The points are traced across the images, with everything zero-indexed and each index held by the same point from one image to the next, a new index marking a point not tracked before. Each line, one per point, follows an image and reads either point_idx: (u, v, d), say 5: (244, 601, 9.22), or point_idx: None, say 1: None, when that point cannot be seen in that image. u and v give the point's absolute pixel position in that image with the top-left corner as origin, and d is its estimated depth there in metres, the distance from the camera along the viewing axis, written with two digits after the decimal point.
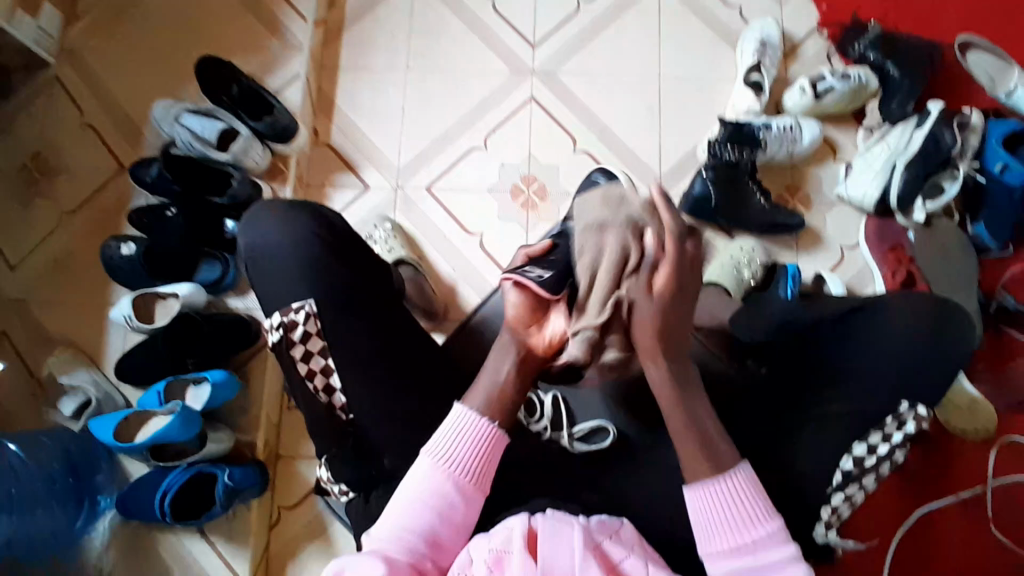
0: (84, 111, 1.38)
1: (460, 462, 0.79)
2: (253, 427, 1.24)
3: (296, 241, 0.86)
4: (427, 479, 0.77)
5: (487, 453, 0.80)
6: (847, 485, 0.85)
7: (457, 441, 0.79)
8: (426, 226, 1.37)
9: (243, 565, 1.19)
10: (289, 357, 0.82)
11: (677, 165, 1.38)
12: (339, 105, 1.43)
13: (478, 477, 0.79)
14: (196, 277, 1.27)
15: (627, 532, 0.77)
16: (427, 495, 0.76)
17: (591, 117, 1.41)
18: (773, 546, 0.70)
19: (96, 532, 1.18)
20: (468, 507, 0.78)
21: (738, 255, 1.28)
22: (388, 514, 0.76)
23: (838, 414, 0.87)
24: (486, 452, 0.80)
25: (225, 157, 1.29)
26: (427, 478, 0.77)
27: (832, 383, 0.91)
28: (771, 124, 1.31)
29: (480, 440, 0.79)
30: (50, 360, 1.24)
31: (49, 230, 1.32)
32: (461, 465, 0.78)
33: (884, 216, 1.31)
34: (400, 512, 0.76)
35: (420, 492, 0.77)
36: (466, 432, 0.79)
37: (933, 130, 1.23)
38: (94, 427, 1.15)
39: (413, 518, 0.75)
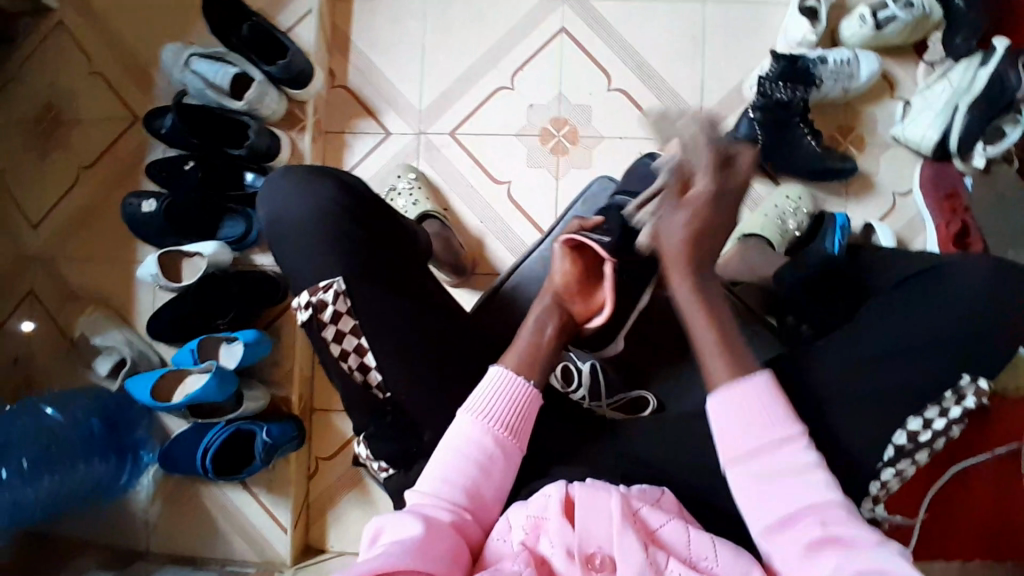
0: (92, 59, 1.32)
1: (500, 419, 0.76)
2: (286, 383, 1.25)
3: (315, 211, 0.82)
4: (466, 437, 0.75)
5: (526, 409, 0.78)
6: (898, 461, 0.75)
7: (495, 397, 0.77)
8: (450, 175, 1.31)
9: (285, 514, 1.22)
10: (321, 338, 0.80)
11: (720, 104, 1.28)
12: (356, 43, 1.34)
13: (518, 435, 0.77)
14: (219, 234, 1.23)
15: (669, 497, 0.71)
16: (466, 453, 0.74)
17: (627, 49, 1.30)
18: (790, 450, 0.66)
19: (141, 485, 1.24)
20: (509, 466, 0.76)
21: (784, 204, 1.21)
22: (428, 472, 0.74)
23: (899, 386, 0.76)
24: (525, 408, 0.78)
25: (240, 105, 1.20)
26: (466, 436, 0.75)
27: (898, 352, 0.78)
28: (827, 57, 1.18)
29: (519, 396, 0.77)
30: (81, 319, 1.24)
31: (68, 185, 1.30)
32: (500, 422, 0.76)
33: (942, 158, 1.21)
34: (439, 470, 0.74)
35: (458, 450, 0.74)
36: (506, 388, 0.78)
37: (998, 70, 1.11)
38: (132, 387, 1.16)
39: (452, 476, 0.73)
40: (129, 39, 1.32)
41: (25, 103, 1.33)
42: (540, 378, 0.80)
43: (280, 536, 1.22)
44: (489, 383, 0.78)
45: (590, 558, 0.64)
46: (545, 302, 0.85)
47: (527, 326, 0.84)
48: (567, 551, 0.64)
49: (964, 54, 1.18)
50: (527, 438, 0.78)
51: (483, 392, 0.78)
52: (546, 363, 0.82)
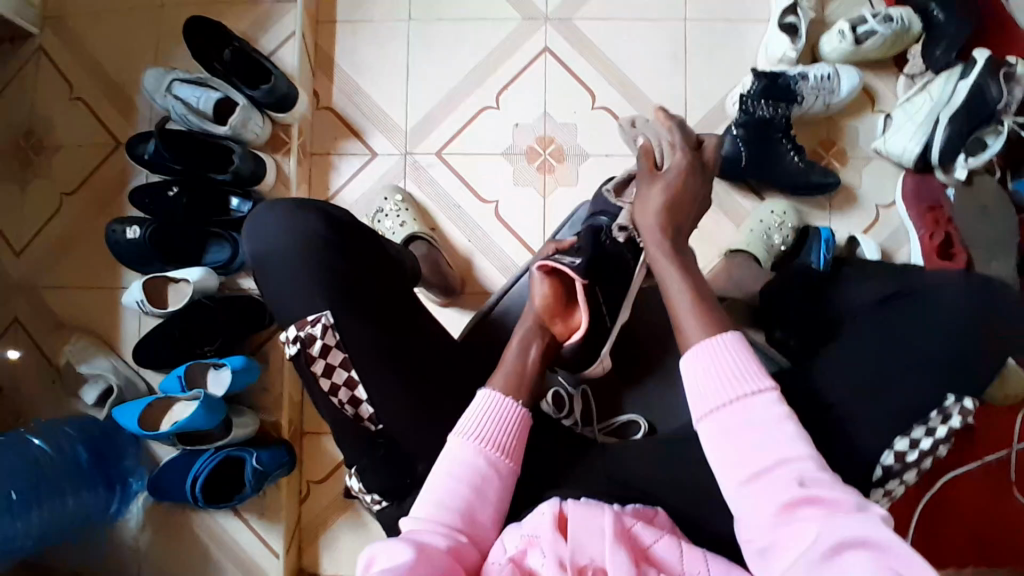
0: (74, 85, 1.31)
1: (493, 440, 0.76)
2: (276, 407, 1.25)
3: (302, 244, 0.82)
4: (457, 459, 0.75)
5: (517, 428, 0.78)
6: (886, 481, 0.76)
7: (486, 418, 0.77)
8: (436, 193, 1.31)
9: (277, 539, 1.22)
10: (310, 372, 0.80)
11: (704, 121, 1.28)
12: (339, 64, 1.34)
13: (511, 457, 0.77)
14: (205, 259, 1.23)
15: (662, 518, 0.72)
16: (459, 475, 0.73)
17: (611, 67, 1.31)
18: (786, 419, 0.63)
19: (130, 513, 1.23)
20: (503, 487, 0.75)
21: (767, 219, 1.21)
22: (421, 498, 0.73)
23: (883, 410, 0.76)
24: (516, 428, 0.78)
25: (223, 131, 1.20)
26: (459, 458, 0.74)
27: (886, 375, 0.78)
28: (808, 73, 1.20)
29: (510, 417, 0.78)
30: (67, 348, 1.23)
31: (51, 212, 1.30)
32: (492, 443, 0.76)
33: (923, 170, 1.23)
34: (432, 494, 0.72)
35: (450, 473, 0.74)
36: (497, 409, 0.78)
37: (980, 82, 1.13)
38: (119, 416, 1.14)
39: (445, 499, 0.72)
40: (111, 64, 1.31)
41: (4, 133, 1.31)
42: (527, 400, 0.81)
43: (273, 561, 1.22)
44: (479, 405, 0.78)
45: (583, 570, 0.63)
46: (526, 327, 0.87)
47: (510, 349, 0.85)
48: (558, 562, 0.63)
49: (945, 66, 1.20)
50: (519, 460, 0.78)
51: (474, 413, 0.78)
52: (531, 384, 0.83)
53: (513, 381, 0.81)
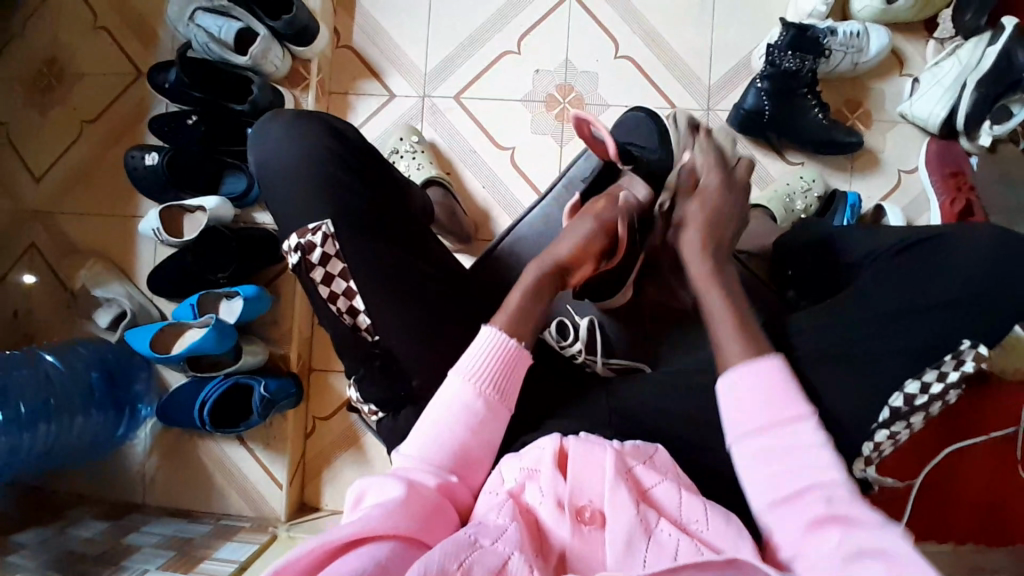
0: (95, 12, 1.31)
1: (488, 383, 0.75)
2: (286, 340, 1.26)
3: (310, 153, 0.84)
4: (452, 400, 0.74)
5: (514, 374, 0.77)
6: (892, 424, 0.80)
7: (483, 362, 0.76)
8: (453, 138, 1.30)
9: (282, 471, 1.24)
10: (310, 280, 0.82)
11: (728, 74, 1.26)
12: (361, 2, 1.33)
13: (505, 399, 0.76)
14: (222, 189, 1.24)
15: (664, 457, 0.71)
16: (456, 416, 0.73)
17: (635, 16, 1.28)
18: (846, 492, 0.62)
19: (138, 437, 1.26)
20: (495, 425, 0.75)
21: (796, 183, 1.20)
22: (417, 433, 0.73)
23: (878, 355, 0.81)
24: (510, 371, 0.77)
25: (244, 61, 1.20)
26: (454, 398, 0.74)
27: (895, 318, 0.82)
28: (836, 29, 1.17)
29: (506, 357, 0.77)
30: (82, 273, 1.25)
31: (71, 140, 1.31)
32: (488, 386, 0.75)
33: (948, 136, 1.21)
34: (426, 434, 0.73)
35: (448, 411, 0.74)
36: (497, 351, 0.77)
37: (1008, 47, 1.08)
38: (131, 338, 1.17)
39: (439, 438, 0.72)
40: None
41: (24, 57, 1.32)
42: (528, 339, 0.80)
43: (276, 492, 1.24)
44: (480, 343, 0.77)
45: (581, 510, 0.64)
46: (541, 269, 0.85)
47: (519, 290, 0.82)
48: (557, 502, 0.64)
49: (972, 31, 1.16)
50: (513, 399, 0.77)
51: (471, 356, 0.77)
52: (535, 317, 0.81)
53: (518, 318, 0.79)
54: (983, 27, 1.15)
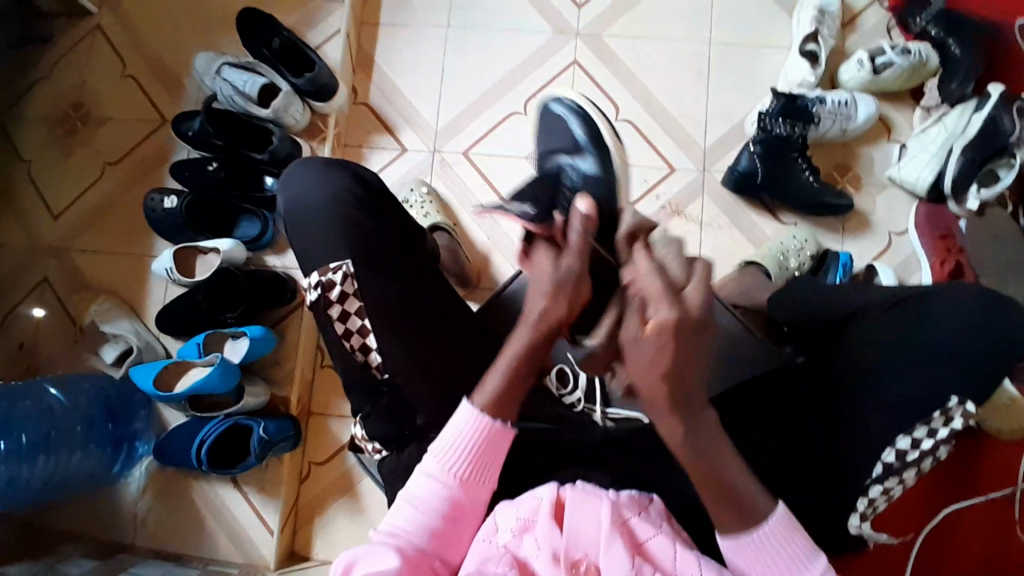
0: (127, 63, 1.40)
1: (465, 463, 0.73)
2: (287, 383, 1.27)
3: (333, 196, 0.89)
4: (429, 483, 0.72)
5: (493, 453, 0.74)
6: (885, 479, 0.82)
7: (461, 443, 0.73)
8: (460, 191, 1.36)
9: (274, 516, 1.23)
10: (326, 317, 0.85)
11: (722, 137, 1.34)
12: (379, 63, 1.42)
13: (481, 477, 0.74)
14: (236, 234, 1.28)
15: (658, 506, 0.73)
16: (432, 498, 0.72)
17: (635, 82, 1.37)
18: None
19: (132, 476, 1.25)
20: (475, 505, 0.73)
21: (789, 241, 1.25)
22: (396, 509, 0.72)
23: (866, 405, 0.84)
24: (490, 449, 0.74)
25: (266, 113, 1.27)
26: (428, 480, 0.73)
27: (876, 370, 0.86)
28: (825, 98, 1.25)
29: (486, 437, 0.73)
30: (91, 308, 1.28)
31: (92, 180, 1.36)
32: (464, 465, 0.73)
33: (936, 200, 1.26)
34: (404, 516, 0.71)
35: (424, 491, 0.72)
36: (476, 432, 0.73)
37: (993, 113, 1.17)
38: (135, 374, 1.18)
39: (417, 519, 0.71)
40: (167, 47, 1.40)
41: (54, 102, 1.40)
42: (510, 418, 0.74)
43: (267, 538, 1.22)
44: (453, 424, 0.74)
45: (577, 563, 0.66)
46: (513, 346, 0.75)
47: (506, 355, 0.74)
48: (553, 555, 0.66)
49: (959, 99, 1.25)
50: (493, 477, 0.75)
51: (448, 434, 0.74)
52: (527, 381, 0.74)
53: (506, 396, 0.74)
54: (970, 94, 1.25)
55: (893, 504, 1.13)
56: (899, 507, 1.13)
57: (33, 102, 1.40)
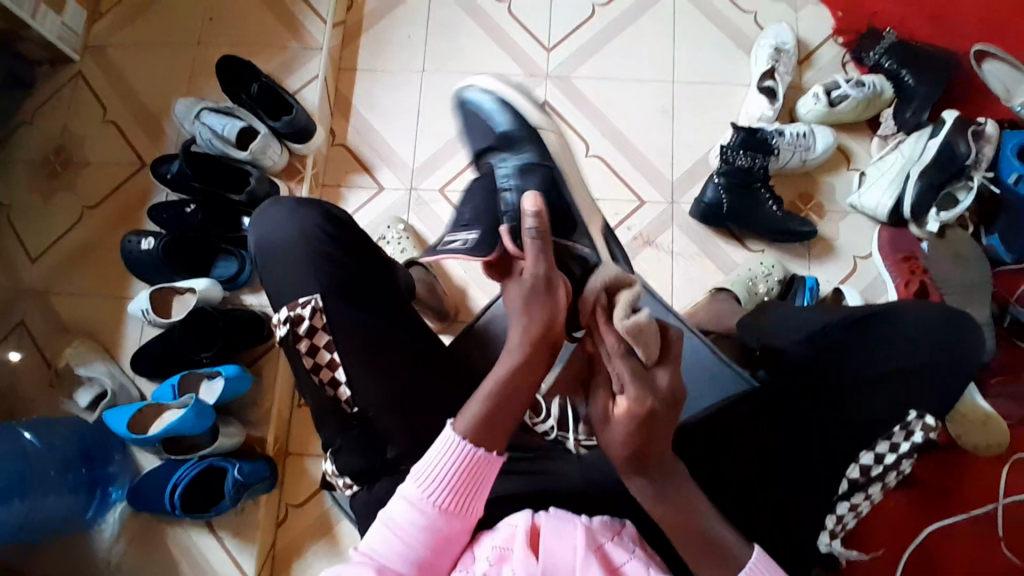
0: (108, 109, 1.43)
1: (446, 491, 0.70)
2: (264, 422, 1.26)
3: (305, 232, 0.92)
4: (408, 510, 0.70)
5: (478, 480, 0.71)
6: (852, 495, 0.87)
7: (441, 469, 0.70)
8: (437, 227, 1.39)
9: (250, 561, 1.20)
10: (296, 350, 0.87)
11: (689, 171, 1.38)
12: (356, 105, 1.46)
13: (466, 503, 0.71)
14: (213, 272, 1.30)
15: (631, 530, 0.73)
16: (411, 523, 0.69)
17: (604, 120, 1.42)
18: None
19: (106, 523, 1.22)
20: (457, 533, 0.70)
21: (756, 268, 1.28)
22: (373, 534, 0.69)
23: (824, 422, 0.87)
24: (476, 475, 0.70)
25: (244, 156, 1.30)
26: (409, 507, 0.70)
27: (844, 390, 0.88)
28: (784, 130, 1.30)
29: (471, 463, 0.70)
30: (68, 352, 1.28)
31: (71, 224, 1.38)
32: (445, 494, 0.70)
33: (898, 224, 1.31)
34: (383, 541, 0.69)
35: (405, 520, 0.69)
36: (459, 460, 0.70)
37: (948, 139, 1.22)
38: (109, 418, 1.17)
39: (397, 546, 0.68)
40: (148, 93, 1.44)
41: (35, 147, 1.42)
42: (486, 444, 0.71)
43: None
44: (441, 449, 0.70)
45: None
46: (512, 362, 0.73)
47: (491, 381, 0.72)
48: None
49: (916, 126, 1.31)
50: (477, 506, 0.71)
51: (428, 460, 0.70)
52: (515, 406, 0.72)
53: (492, 423, 0.71)
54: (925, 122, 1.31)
55: (869, 522, 1.14)
56: (869, 524, 1.14)
57: (13, 146, 1.43)
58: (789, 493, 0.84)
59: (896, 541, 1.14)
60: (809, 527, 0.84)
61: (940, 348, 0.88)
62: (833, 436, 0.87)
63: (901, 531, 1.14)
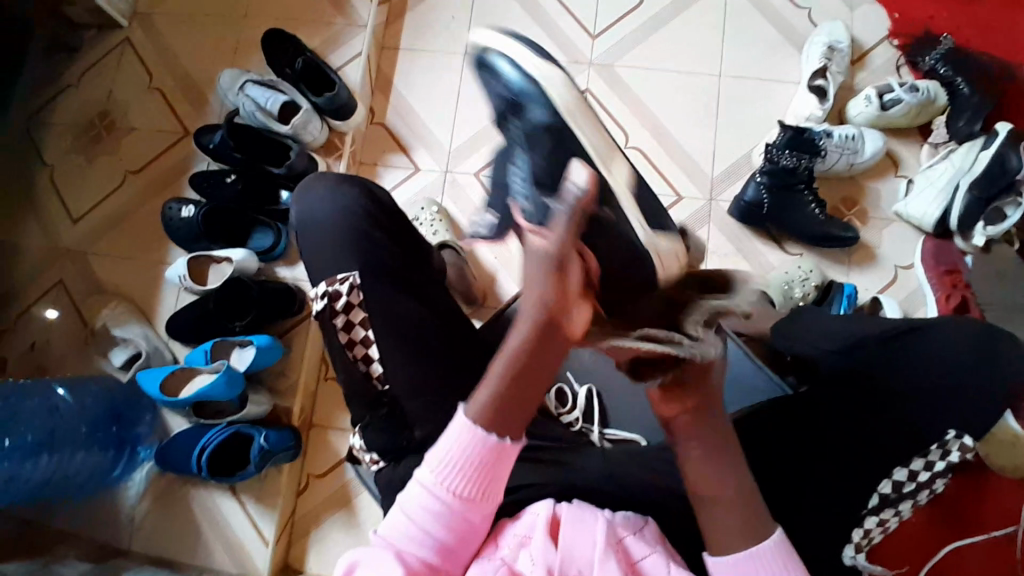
0: (153, 76, 1.45)
1: (462, 480, 0.68)
2: (291, 393, 1.28)
3: (344, 209, 0.92)
4: (425, 498, 0.69)
5: (496, 470, 0.68)
6: (882, 510, 0.85)
7: (457, 455, 0.68)
8: (470, 211, 1.38)
9: (269, 527, 1.22)
10: (331, 325, 0.87)
11: (730, 169, 1.36)
12: (397, 84, 1.46)
13: (486, 493, 0.69)
14: (249, 243, 1.32)
15: (653, 529, 0.73)
16: (429, 511, 0.68)
17: (646, 112, 1.39)
18: None
19: (132, 480, 1.26)
20: (477, 521, 0.69)
21: (794, 271, 1.25)
22: (391, 521, 0.70)
23: (857, 432, 0.85)
24: (491, 462, 0.68)
25: (286, 130, 1.31)
26: (425, 494, 0.69)
27: (880, 400, 0.86)
28: (832, 132, 1.27)
29: (485, 451, 0.67)
30: (105, 312, 1.31)
31: (114, 187, 1.40)
32: (462, 480, 0.68)
33: (943, 236, 1.27)
34: (400, 529, 0.69)
35: (422, 506, 0.68)
36: (473, 447, 0.67)
37: (1001, 151, 1.17)
38: (143, 379, 1.21)
39: (414, 530, 0.68)
40: (194, 62, 1.45)
41: (81, 109, 1.45)
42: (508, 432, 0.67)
43: (261, 549, 1.22)
44: (456, 438, 0.68)
45: None
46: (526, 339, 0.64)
47: (504, 357, 0.66)
48: (546, 570, 0.65)
49: (967, 136, 1.26)
50: (498, 490, 0.69)
51: (444, 444, 0.68)
52: (532, 396, 0.66)
53: (507, 407, 0.66)
54: (977, 133, 1.26)
55: (892, 537, 1.12)
56: (891, 539, 1.12)
57: (59, 107, 1.46)
58: (815, 499, 0.84)
59: (917, 558, 1.12)
60: (831, 536, 0.83)
61: (986, 367, 0.86)
62: (866, 449, 0.84)
63: (923, 548, 1.12)
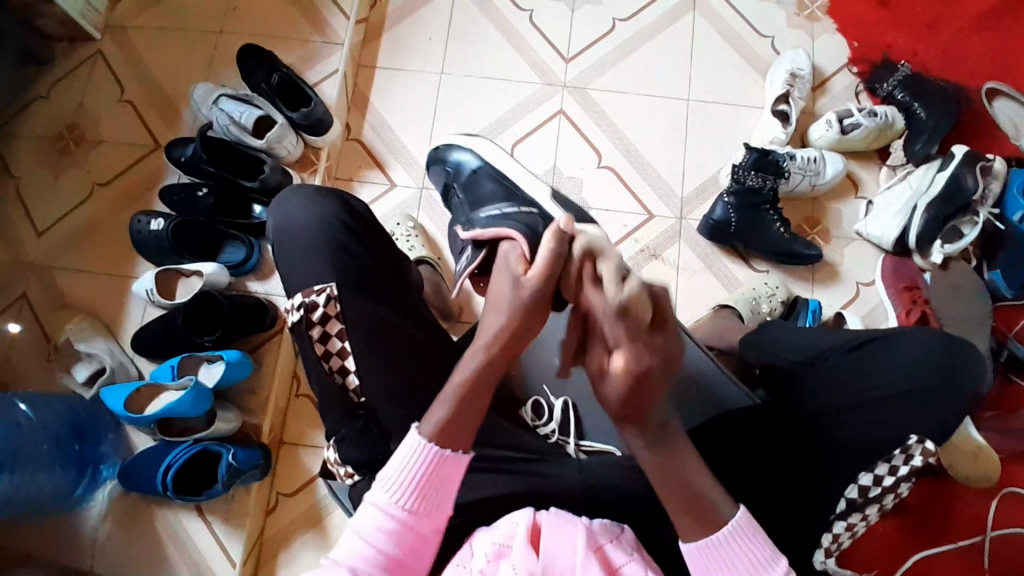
0: (125, 89, 1.44)
1: (414, 493, 0.70)
2: (261, 410, 1.26)
3: (320, 221, 0.92)
4: (377, 515, 0.70)
5: (446, 481, 0.71)
6: (849, 515, 0.86)
7: (409, 474, 0.70)
8: (446, 228, 1.39)
9: (237, 549, 1.19)
10: (307, 337, 0.87)
11: (698, 188, 1.40)
12: (373, 102, 1.47)
13: (435, 506, 0.71)
14: (220, 258, 1.30)
15: (629, 534, 0.73)
16: (383, 529, 0.70)
17: (617, 133, 1.43)
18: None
19: (95, 501, 1.21)
20: (427, 534, 0.71)
21: (761, 288, 1.29)
22: (344, 543, 0.70)
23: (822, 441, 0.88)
24: (443, 477, 0.71)
25: (259, 143, 1.30)
26: (377, 514, 0.70)
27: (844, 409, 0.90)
28: (795, 154, 1.32)
29: (436, 467, 0.70)
30: (67, 327, 1.27)
31: (80, 200, 1.37)
32: (414, 496, 0.70)
33: (902, 254, 1.33)
34: (353, 549, 0.69)
35: (374, 525, 0.70)
36: (426, 462, 0.70)
37: (956, 173, 1.25)
38: (107, 396, 1.17)
39: (369, 550, 0.69)
40: (167, 76, 1.44)
41: (49, 122, 1.42)
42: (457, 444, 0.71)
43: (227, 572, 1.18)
44: (408, 454, 0.70)
45: None
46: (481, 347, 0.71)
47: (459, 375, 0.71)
48: None
49: (924, 158, 1.34)
50: (445, 505, 0.72)
51: (393, 466, 0.71)
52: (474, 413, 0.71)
53: (456, 426, 0.71)
54: (933, 154, 1.34)
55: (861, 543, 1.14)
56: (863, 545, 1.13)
57: (27, 118, 1.42)
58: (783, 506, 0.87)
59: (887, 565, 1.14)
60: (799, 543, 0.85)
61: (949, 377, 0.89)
62: (832, 456, 0.88)
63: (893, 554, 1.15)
